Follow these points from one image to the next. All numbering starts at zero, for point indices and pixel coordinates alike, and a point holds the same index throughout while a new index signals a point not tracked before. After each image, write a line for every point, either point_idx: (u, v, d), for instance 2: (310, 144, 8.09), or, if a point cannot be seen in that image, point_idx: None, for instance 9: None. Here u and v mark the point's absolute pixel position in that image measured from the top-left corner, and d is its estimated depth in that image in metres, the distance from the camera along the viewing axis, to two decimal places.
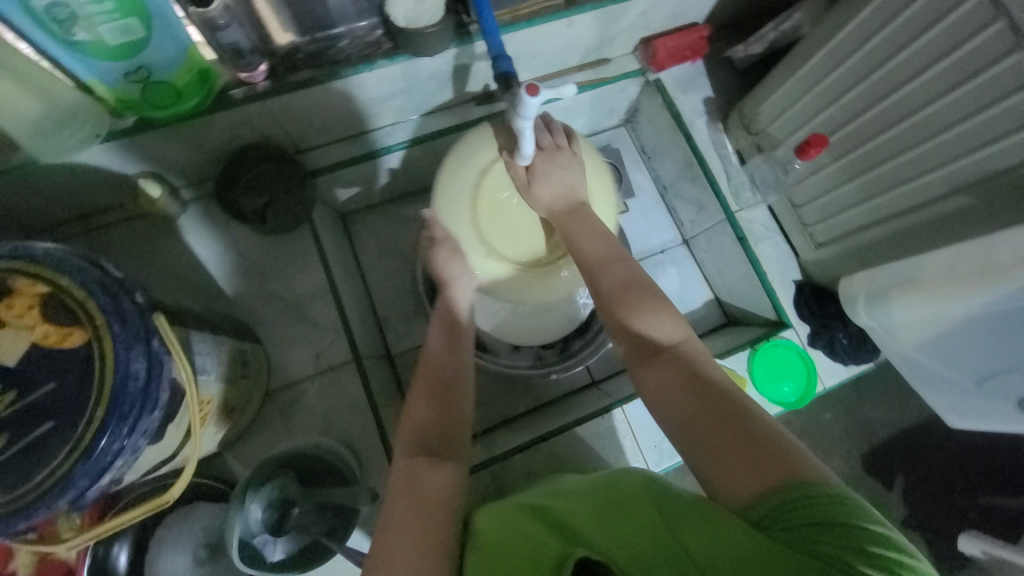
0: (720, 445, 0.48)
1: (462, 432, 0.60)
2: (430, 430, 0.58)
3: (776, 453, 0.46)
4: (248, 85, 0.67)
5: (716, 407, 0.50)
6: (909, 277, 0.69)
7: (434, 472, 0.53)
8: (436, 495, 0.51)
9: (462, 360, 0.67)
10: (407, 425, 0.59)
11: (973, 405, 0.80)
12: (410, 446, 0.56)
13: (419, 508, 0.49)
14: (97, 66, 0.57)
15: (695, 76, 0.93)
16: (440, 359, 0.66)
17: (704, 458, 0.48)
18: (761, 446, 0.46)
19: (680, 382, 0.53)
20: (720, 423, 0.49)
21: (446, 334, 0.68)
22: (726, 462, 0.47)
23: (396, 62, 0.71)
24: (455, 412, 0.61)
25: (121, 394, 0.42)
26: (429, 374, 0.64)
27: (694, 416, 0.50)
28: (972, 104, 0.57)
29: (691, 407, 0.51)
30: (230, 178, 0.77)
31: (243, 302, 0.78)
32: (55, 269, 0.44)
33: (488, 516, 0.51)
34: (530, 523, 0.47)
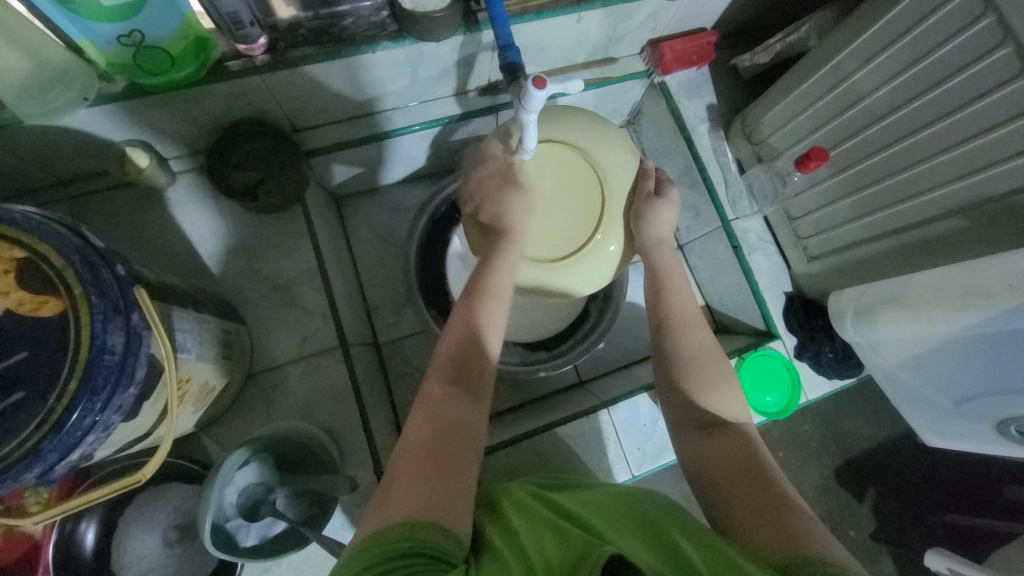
0: (747, 499, 0.51)
1: (490, 381, 0.56)
2: (459, 364, 0.55)
3: (803, 525, 0.46)
4: (245, 58, 0.65)
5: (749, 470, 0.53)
6: (896, 295, 0.69)
7: (456, 412, 0.52)
8: (454, 443, 0.50)
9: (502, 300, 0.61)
10: (437, 356, 0.57)
11: (950, 424, 0.81)
12: (432, 389, 0.54)
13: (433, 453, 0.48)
14: (89, 27, 0.54)
15: (700, 82, 0.93)
16: (468, 322, 0.58)
17: (731, 504, 0.51)
18: (792, 519, 0.47)
19: (730, 453, 0.55)
20: (751, 492, 0.51)
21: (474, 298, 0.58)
22: (748, 519, 0.49)
23: (401, 45, 0.69)
24: (482, 363, 0.56)
25: (94, 368, 0.40)
26: (457, 327, 0.58)
27: (726, 476, 0.54)
28: (972, 126, 0.58)
29: (726, 460, 0.55)
30: (222, 152, 0.75)
31: (230, 282, 0.77)
32: (32, 234, 0.42)
33: (509, 502, 0.51)
34: (533, 513, 0.48)
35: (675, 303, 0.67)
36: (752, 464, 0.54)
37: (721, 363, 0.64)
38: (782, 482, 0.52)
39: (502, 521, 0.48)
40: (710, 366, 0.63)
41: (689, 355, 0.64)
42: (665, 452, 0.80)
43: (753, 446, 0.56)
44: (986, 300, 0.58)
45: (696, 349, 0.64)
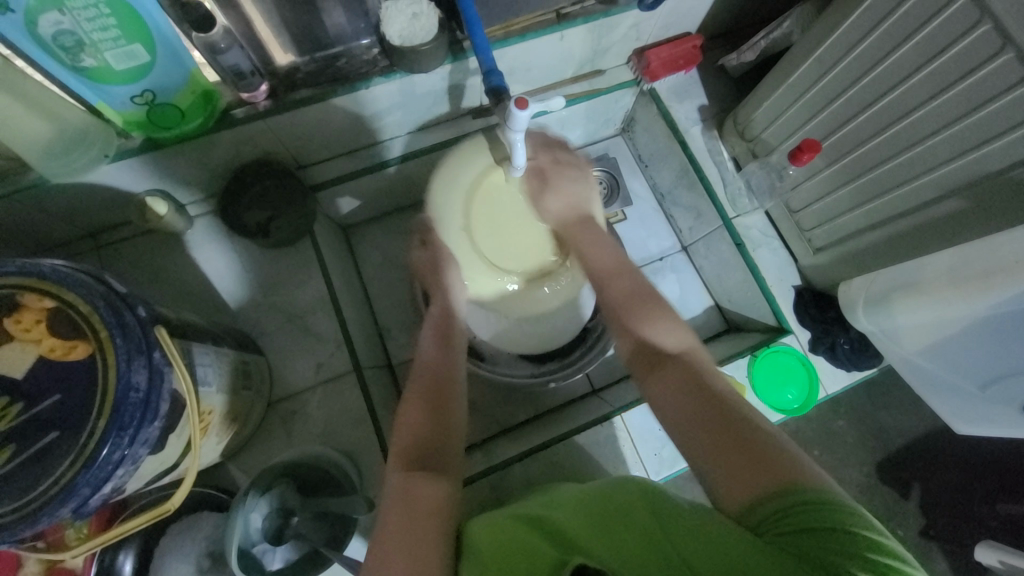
0: (713, 436, 0.49)
1: (457, 453, 0.59)
2: (421, 444, 0.58)
3: (774, 451, 0.46)
4: (249, 105, 0.69)
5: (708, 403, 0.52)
6: (909, 282, 0.68)
7: (426, 485, 0.53)
8: (428, 512, 0.51)
9: (455, 373, 0.66)
10: (403, 438, 0.58)
11: (978, 410, 0.78)
12: (399, 469, 0.55)
13: (409, 521, 0.49)
14: (106, 90, 0.59)
15: (689, 85, 0.94)
16: (436, 368, 0.66)
17: (701, 451, 0.50)
18: (761, 451, 0.46)
19: (692, 404, 0.52)
20: (718, 431, 0.49)
21: (438, 337, 0.69)
22: (723, 460, 0.48)
23: (393, 79, 0.73)
24: (445, 431, 0.60)
25: (121, 405, 0.43)
26: (420, 391, 0.63)
27: (696, 420, 0.51)
28: (961, 106, 0.57)
29: (682, 397, 0.53)
30: (234, 194, 0.79)
31: (247, 315, 0.80)
32: (61, 285, 0.45)
33: (478, 526, 0.51)
34: (510, 532, 0.48)
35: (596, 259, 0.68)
36: (710, 401, 0.52)
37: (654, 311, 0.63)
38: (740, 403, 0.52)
39: (490, 529, 0.49)
40: (632, 303, 0.64)
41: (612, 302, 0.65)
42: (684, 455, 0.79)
43: (706, 377, 0.55)
44: (996, 279, 0.58)
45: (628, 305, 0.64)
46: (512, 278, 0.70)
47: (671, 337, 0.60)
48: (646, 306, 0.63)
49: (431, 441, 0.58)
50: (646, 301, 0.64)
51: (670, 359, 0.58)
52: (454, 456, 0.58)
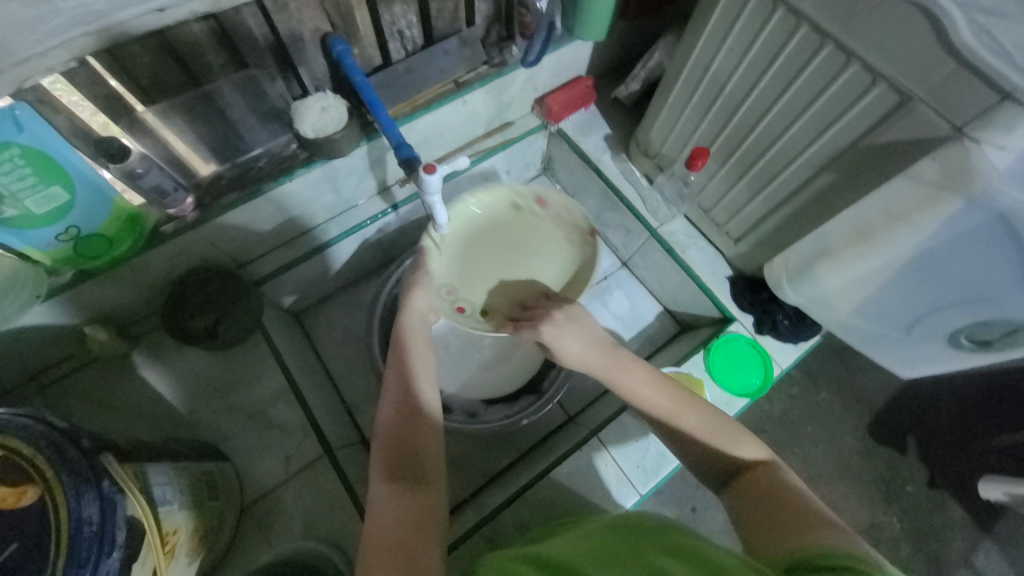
0: (769, 519, 0.51)
1: (435, 459, 0.60)
2: (395, 461, 0.59)
3: (826, 528, 0.46)
4: (177, 219, 0.72)
5: (775, 496, 0.53)
6: (819, 250, 0.75)
7: (406, 503, 0.55)
8: (411, 531, 0.53)
9: (423, 400, 0.64)
10: (377, 459, 0.59)
11: (915, 355, 0.84)
12: (379, 485, 0.57)
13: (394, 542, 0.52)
14: (31, 235, 0.61)
15: (592, 120, 1.04)
16: (397, 409, 0.62)
17: (755, 529, 0.51)
18: (815, 530, 0.46)
19: (761, 497, 0.54)
20: (782, 513, 0.51)
21: (400, 382, 0.65)
22: (774, 535, 0.49)
23: (314, 167, 0.78)
24: (418, 443, 0.60)
25: (76, 542, 0.42)
26: (388, 419, 0.62)
27: (761, 517, 0.52)
28: (806, 95, 0.66)
29: (752, 494, 0.54)
30: (177, 304, 0.80)
31: (208, 423, 0.79)
32: (1, 433, 0.45)
33: (490, 569, 0.53)
34: (524, 572, 0.50)
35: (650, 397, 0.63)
36: (779, 496, 0.53)
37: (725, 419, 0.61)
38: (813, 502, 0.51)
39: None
40: (719, 423, 0.61)
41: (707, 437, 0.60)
42: (666, 461, 0.80)
43: (781, 481, 0.55)
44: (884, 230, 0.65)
45: (707, 433, 0.60)
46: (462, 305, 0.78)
47: (752, 447, 0.59)
48: (729, 424, 0.61)
49: (408, 456, 0.59)
50: (730, 422, 0.61)
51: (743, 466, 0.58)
52: (433, 459, 0.60)
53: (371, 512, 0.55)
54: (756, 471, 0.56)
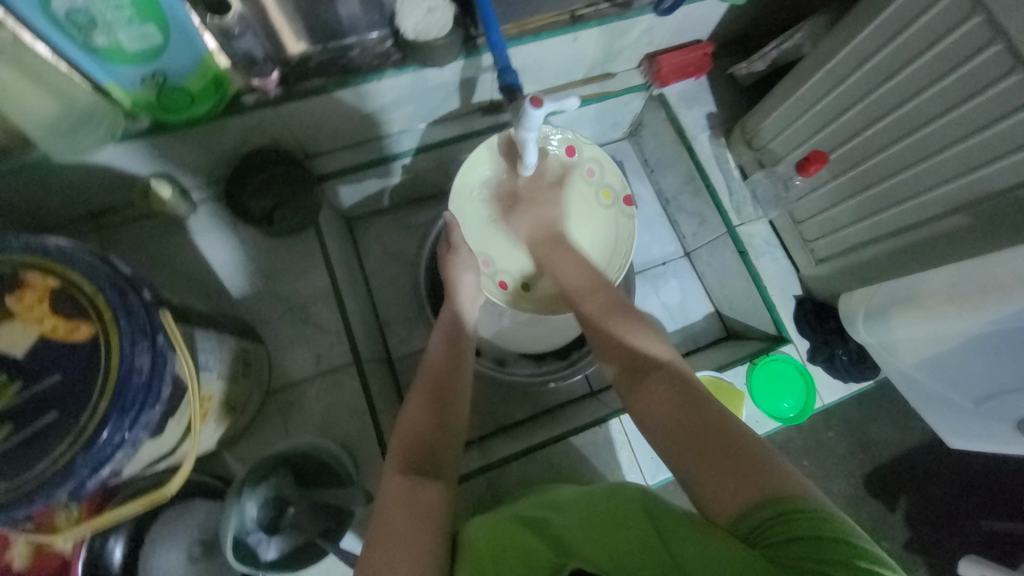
0: (702, 451, 0.49)
1: (452, 452, 0.59)
2: (416, 448, 0.57)
3: (763, 468, 0.46)
4: (259, 92, 0.69)
5: (695, 417, 0.51)
6: (908, 295, 0.69)
7: (419, 489, 0.53)
8: (426, 513, 0.51)
9: (462, 370, 0.67)
10: (399, 439, 0.58)
11: (971, 426, 0.79)
12: (393, 471, 0.55)
13: (407, 517, 0.50)
14: (115, 70, 0.58)
15: (699, 92, 0.94)
16: (441, 372, 0.66)
17: (696, 470, 0.48)
18: (753, 466, 0.46)
19: (673, 397, 0.54)
20: (706, 440, 0.49)
21: (448, 342, 0.70)
22: (715, 478, 0.47)
23: (405, 72, 0.73)
24: (444, 428, 0.60)
25: (123, 387, 0.43)
26: (427, 384, 0.64)
27: (683, 443, 0.50)
28: (971, 123, 0.58)
29: (667, 404, 0.54)
30: (239, 179, 0.79)
31: (248, 304, 0.80)
32: (67, 265, 0.45)
33: (477, 529, 0.52)
34: (514, 535, 0.49)
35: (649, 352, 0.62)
36: (692, 403, 0.53)
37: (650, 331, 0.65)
38: (728, 419, 0.51)
39: (490, 542, 0.49)
40: (609, 314, 0.67)
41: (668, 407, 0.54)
42: None
43: (686, 382, 0.56)
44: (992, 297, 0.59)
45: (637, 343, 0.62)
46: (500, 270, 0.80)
47: (659, 346, 0.61)
48: (622, 315, 0.67)
49: (426, 442, 0.58)
50: (624, 313, 0.68)
51: (655, 366, 0.59)
52: (450, 461, 0.58)
53: (382, 492, 0.53)
54: (665, 373, 0.57)
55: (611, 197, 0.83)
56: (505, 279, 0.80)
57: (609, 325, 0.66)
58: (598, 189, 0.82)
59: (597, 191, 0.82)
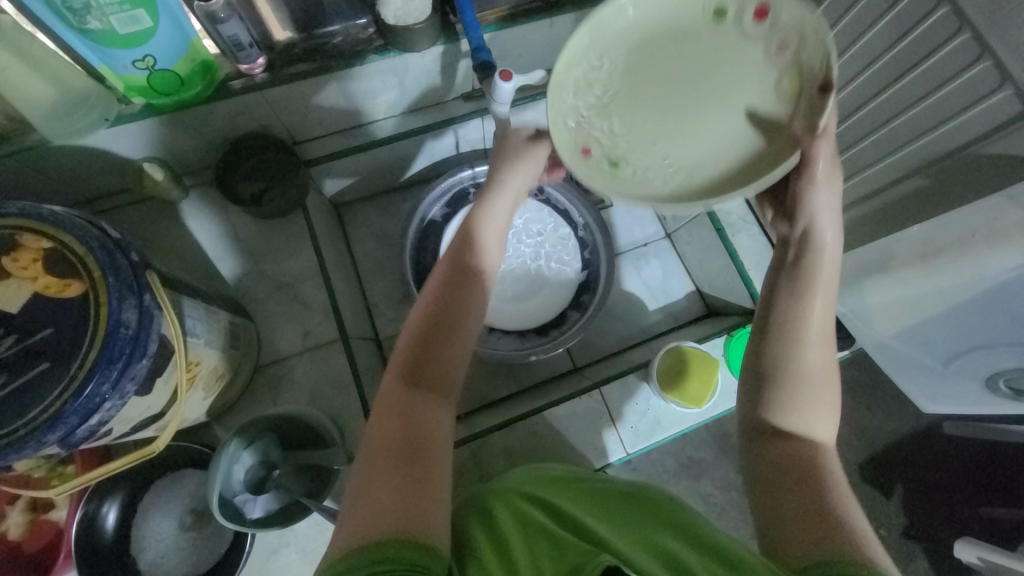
0: (792, 510, 0.47)
1: (456, 371, 0.55)
2: (424, 361, 0.53)
3: (840, 528, 0.44)
4: (247, 77, 0.72)
5: (801, 475, 0.49)
6: (881, 262, 0.71)
7: (422, 415, 0.50)
8: (429, 441, 0.49)
9: (474, 290, 0.58)
10: (400, 351, 0.55)
11: (942, 389, 0.82)
12: (395, 388, 0.52)
13: (407, 451, 0.47)
14: (108, 54, 0.62)
15: None
16: (454, 289, 0.57)
17: (778, 517, 0.48)
18: (834, 525, 0.44)
19: (791, 462, 0.50)
20: (797, 497, 0.48)
21: (461, 253, 0.60)
22: (790, 525, 0.46)
23: (387, 57, 0.76)
24: (451, 347, 0.55)
25: (111, 339, 0.45)
26: (437, 287, 0.57)
27: (761, 472, 0.51)
28: (922, 87, 0.60)
29: (779, 458, 0.51)
30: (230, 164, 0.82)
31: (238, 283, 0.82)
32: (60, 228, 0.48)
33: (501, 508, 0.53)
34: (536, 523, 0.50)
35: (809, 359, 0.54)
36: (808, 469, 0.49)
37: (835, 381, 0.54)
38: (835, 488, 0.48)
39: (518, 528, 0.50)
40: (822, 381, 0.53)
41: (798, 368, 0.53)
42: (659, 429, 0.81)
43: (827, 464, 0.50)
44: (943, 255, 0.62)
45: (818, 375, 0.53)
46: (592, 136, 0.56)
47: (827, 428, 0.53)
48: (824, 372, 0.54)
49: (431, 359, 0.53)
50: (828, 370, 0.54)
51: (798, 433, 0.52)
52: (454, 380, 0.54)
53: (380, 408, 0.51)
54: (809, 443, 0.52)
55: (794, 89, 0.53)
56: (592, 145, 0.56)
57: (803, 388, 0.53)
58: (781, 76, 0.53)
59: (777, 76, 0.53)
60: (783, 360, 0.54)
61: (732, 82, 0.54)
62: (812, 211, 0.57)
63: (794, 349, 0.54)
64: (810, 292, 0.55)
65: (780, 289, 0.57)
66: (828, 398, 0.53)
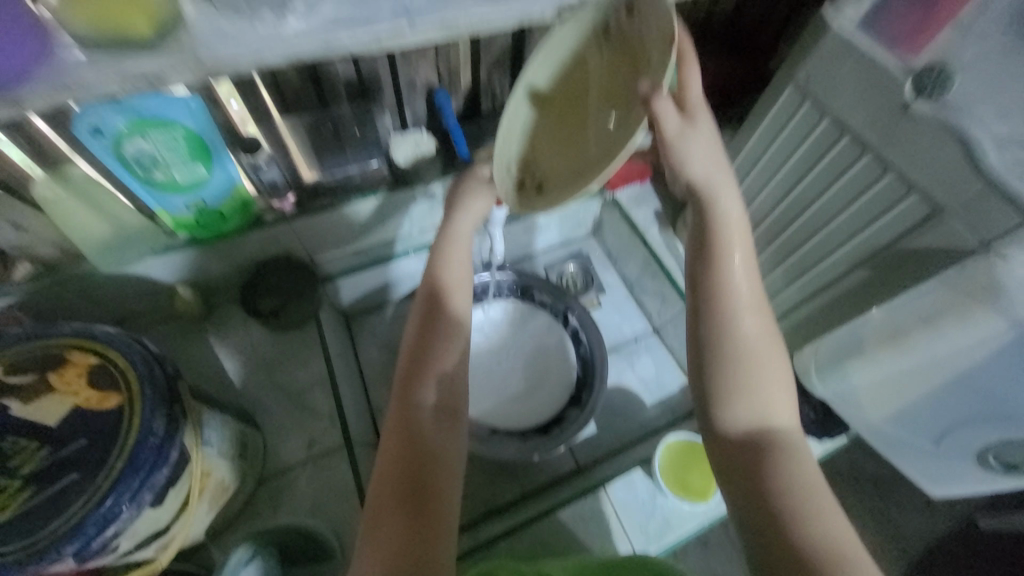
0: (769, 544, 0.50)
1: (456, 401, 0.61)
2: (417, 395, 0.59)
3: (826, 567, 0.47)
4: (277, 211, 0.84)
5: (776, 496, 0.52)
6: (855, 344, 0.75)
7: (425, 444, 0.56)
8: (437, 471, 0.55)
9: (454, 330, 0.64)
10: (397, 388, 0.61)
11: (940, 469, 0.81)
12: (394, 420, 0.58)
13: (414, 481, 0.53)
14: (166, 200, 0.74)
15: (645, 195, 1.12)
16: (434, 331, 0.64)
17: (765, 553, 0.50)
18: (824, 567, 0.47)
19: (754, 475, 0.54)
20: (771, 519, 0.51)
21: (432, 298, 0.66)
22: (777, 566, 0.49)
23: (397, 191, 0.90)
24: (442, 378, 0.61)
25: (140, 448, 0.48)
26: (421, 329, 0.64)
27: (723, 464, 0.57)
28: (846, 197, 0.72)
29: (752, 471, 0.55)
30: (252, 284, 0.89)
31: (248, 393, 0.86)
32: (108, 345, 0.54)
33: None
34: None
35: (748, 326, 0.59)
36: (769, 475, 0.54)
37: (777, 348, 0.60)
38: (808, 501, 0.51)
39: None
40: (761, 351, 0.59)
41: (737, 345, 0.59)
42: (671, 528, 0.78)
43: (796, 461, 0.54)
44: (908, 337, 0.67)
45: (753, 343, 0.59)
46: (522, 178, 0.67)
47: (784, 411, 0.58)
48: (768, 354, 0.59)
49: (426, 390, 0.60)
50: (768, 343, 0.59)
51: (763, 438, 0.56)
52: (449, 388, 0.61)
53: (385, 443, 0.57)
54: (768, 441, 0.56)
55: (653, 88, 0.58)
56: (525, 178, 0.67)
57: (748, 366, 0.58)
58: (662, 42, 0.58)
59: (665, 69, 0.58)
60: (718, 340, 0.60)
61: (617, 109, 0.60)
62: (685, 170, 0.63)
63: (725, 323, 0.60)
64: (722, 261, 0.61)
65: (703, 270, 0.62)
66: (770, 341, 0.60)
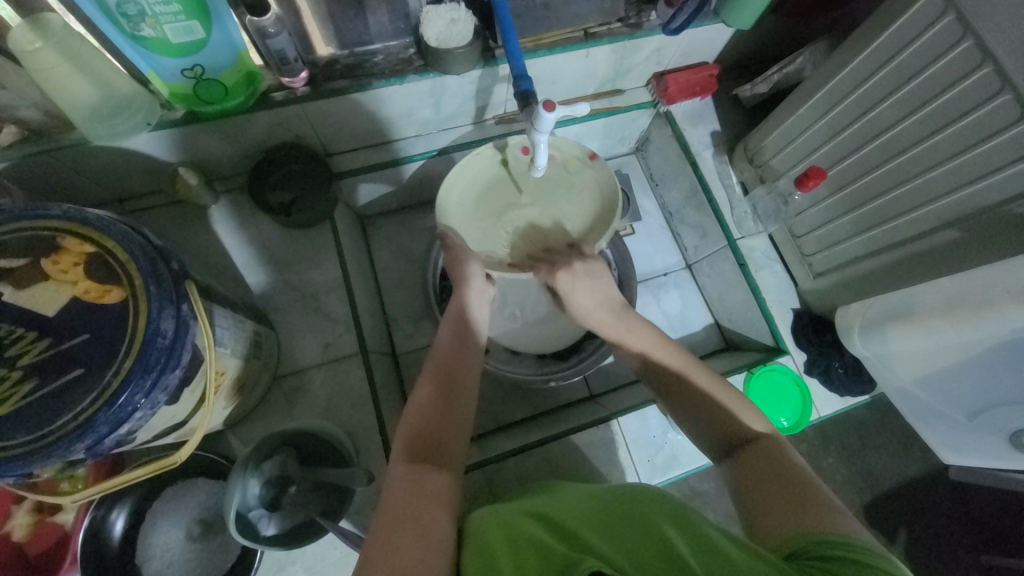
0: (774, 502, 0.49)
1: (457, 450, 0.58)
2: (426, 437, 0.57)
3: (818, 508, 0.46)
4: (288, 89, 0.73)
5: (774, 467, 0.52)
6: (904, 309, 0.71)
7: (430, 484, 0.52)
8: (437, 501, 0.51)
9: (472, 353, 0.68)
10: (397, 439, 0.57)
11: (963, 440, 0.83)
12: (400, 464, 0.54)
13: (418, 511, 0.48)
14: (156, 62, 0.62)
15: (704, 111, 0.98)
16: (449, 355, 0.67)
17: (757, 504, 0.50)
18: (813, 507, 0.46)
19: (769, 474, 0.52)
20: (775, 489, 0.50)
21: (456, 334, 0.69)
22: (774, 510, 0.48)
23: (425, 78, 0.76)
24: (453, 419, 0.60)
25: (148, 348, 0.45)
26: (435, 365, 0.65)
27: (748, 478, 0.53)
28: (957, 143, 0.61)
29: (754, 470, 0.53)
30: (263, 173, 0.82)
31: (260, 289, 0.82)
32: (103, 233, 0.48)
33: (483, 520, 0.51)
34: (519, 524, 0.49)
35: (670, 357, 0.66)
36: (781, 470, 0.51)
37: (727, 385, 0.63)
38: (805, 476, 0.51)
39: (503, 535, 0.47)
40: (695, 371, 0.64)
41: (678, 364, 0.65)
42: (676, 465, 0.80)
43: (772, 449, 0.54)
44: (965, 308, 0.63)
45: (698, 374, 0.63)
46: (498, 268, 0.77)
47: (756, 419, 0.58)
48: (714, 377, 0.63)
49: (432, 434, 0.57)
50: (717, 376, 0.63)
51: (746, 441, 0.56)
52: (456, 453, 0.57)
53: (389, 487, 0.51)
54: (760, 445, 0.55)
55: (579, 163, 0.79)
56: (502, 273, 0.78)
57: (693, 380, 0.63)
58: (566, 160, 0.79)
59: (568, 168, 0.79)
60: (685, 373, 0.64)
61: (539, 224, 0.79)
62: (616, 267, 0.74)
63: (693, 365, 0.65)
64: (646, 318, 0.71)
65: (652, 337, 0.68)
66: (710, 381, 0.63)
